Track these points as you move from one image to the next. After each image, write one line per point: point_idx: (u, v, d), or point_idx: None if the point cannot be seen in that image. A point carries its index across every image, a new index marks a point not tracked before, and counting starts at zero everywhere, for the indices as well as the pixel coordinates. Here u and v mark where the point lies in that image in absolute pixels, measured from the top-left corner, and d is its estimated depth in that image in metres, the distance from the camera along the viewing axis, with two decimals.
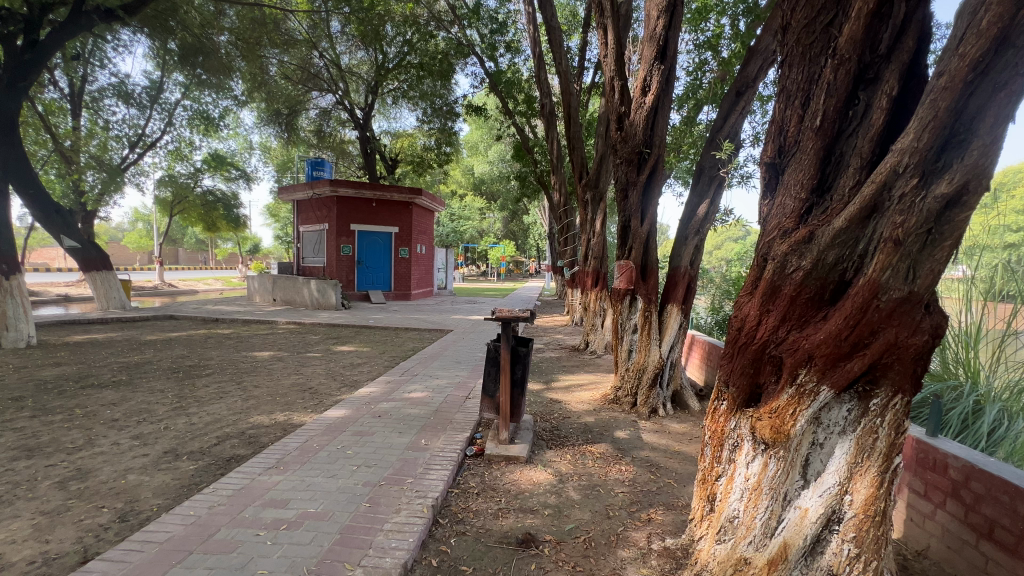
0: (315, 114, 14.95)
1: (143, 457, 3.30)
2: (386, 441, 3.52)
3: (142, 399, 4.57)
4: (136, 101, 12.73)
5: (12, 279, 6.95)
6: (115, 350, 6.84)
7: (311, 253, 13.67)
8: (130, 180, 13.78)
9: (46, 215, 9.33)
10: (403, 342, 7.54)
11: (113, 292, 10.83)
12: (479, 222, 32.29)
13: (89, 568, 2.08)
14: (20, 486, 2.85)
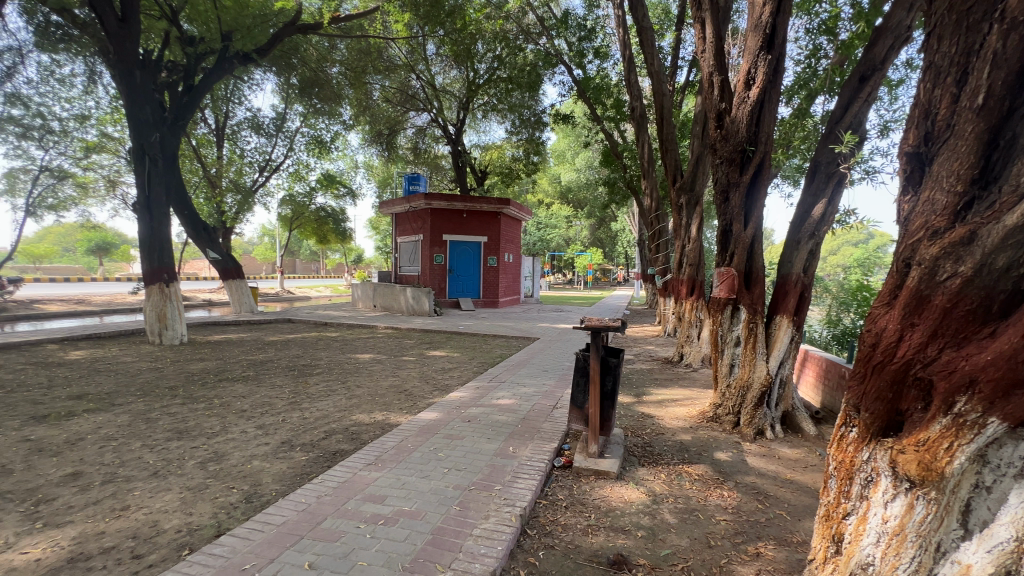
0: (412, 132, 15.95)
1: (265, 445, 3.69)
2: (476, 446, 3.58)
3: (265, 393, 5.14)
4: (265, 131, 14.58)
5: (172, 286, 8.22)
6: (245, 349, 7.79)
7: (408, 263, 14.55)
8: (259, 200, 15.76)
9: (196, 233, 10.91)
10: (491, 349, 7.69)
11: (244, 298, 12.40)
12: (566, 230, 32.19)
13: (222, 541, 2.35)
14: (172, 463, 3.33)
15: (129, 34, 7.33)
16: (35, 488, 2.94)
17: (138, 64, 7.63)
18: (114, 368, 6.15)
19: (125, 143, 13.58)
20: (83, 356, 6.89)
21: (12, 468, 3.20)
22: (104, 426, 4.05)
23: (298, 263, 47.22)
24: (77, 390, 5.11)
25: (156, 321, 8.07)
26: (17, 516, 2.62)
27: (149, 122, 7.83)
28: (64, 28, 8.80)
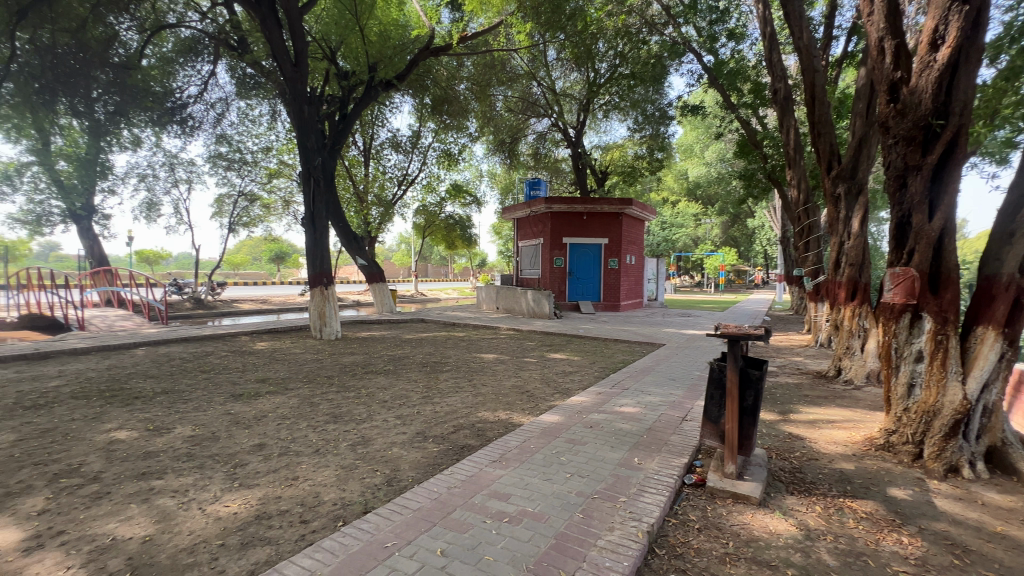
0: (533, 138, 16.31)
1: (403, 434, 4.05)
2: (598, 454, 3.48)
3: (403, 386, 5.65)
4: (403, 148, 16.16)
5: (330, 288, 9.51)
6: (386, 345, 8.68)
7: (528, 266, 14.91)
8: (398, 211, 17.51)
9: (349, 242, 12.44)
10: (613, 354, 7.48)
11: (386, 299, 13.84)
12: (693, 229, 30.10)
13: (368, 518, 2.62)
14: (329, 443, 3.82)
15: (301, 76, 8.64)
16: (233, 453, 3.60)
17: (306, 100, 8.96)
18: (288, 358, 7.31)
19: (297, 168, 16.13)
20: (266, 347, 8.32)
21: (218, 435, 3.96)
22: (280, 406, 4.81)
23: (430, 268, 51.38)
24: (262, 374, 6.18)
25: (318, 319, 9.41)
26: (221, 475, 3.23)
27: (314, 148, 9.14)
28: (256, 77, 10.79)
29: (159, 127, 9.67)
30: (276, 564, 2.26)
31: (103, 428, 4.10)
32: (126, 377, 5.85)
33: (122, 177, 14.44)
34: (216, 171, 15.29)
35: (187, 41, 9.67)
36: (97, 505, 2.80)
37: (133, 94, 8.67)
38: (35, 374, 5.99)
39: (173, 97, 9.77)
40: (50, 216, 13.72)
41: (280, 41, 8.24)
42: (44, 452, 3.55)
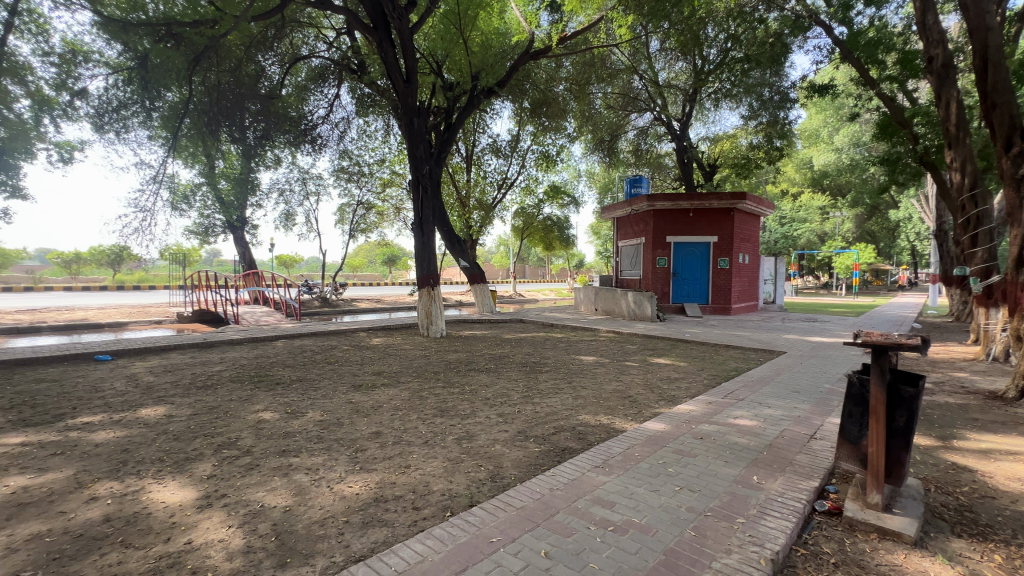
0: (633, 134, 15.78)
1: (505, 432, 4.13)
2: (711, 468, 3.23)
3: (504, 385, 5.78)
4: (503, 153, 16.60)
5: (436, 289, 10.07)
6: (488, 344, 8.96)
7: (629, 266, 14.42)
8: (498, 214, 18.03)
9: (452, 245, 13.06)
10: (724, 361, 6.93)
11: (486, 300, 14.30)
12: (819, 224, 26.84)
13: (474, 511, 2.70)
14: (437, 436, 4.03)
15: (411, 91, 9.25)
16: (355, 439, 3.96)
17: (416, 113, 9.59)
18: (399, 354, 7.89)
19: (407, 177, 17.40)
20: (381, 342, 9.06)
21: (342, 421, 4.39)
22: (393, 398, 5.20)
23: (528, 269, 52.17)
24: (378, 368, 6.74)
25: (425, 318, 10.02)
26: (345, 458, 3.56)
27: (422, 157, 9.74)
28: (373, 96, 11.85)
29: (295, 146, 11.03)
30: (392, 545, 2.42)
31: (253, 408, 4.76)
32: (269, 366, 6.74)
33: (266, 192, 16.73)
34: (339, 183, 17.04)
35: (317, 69, 10.91)
36: (249, 475, 3.25)
37: (275, 120, 10.02)
38: (204, 359, 7.17)
39: (306, 120, 11.09)
40: (215, 227, 16.35)
41: (394, 60, 8.91)
42: (210, 426, 4.22)
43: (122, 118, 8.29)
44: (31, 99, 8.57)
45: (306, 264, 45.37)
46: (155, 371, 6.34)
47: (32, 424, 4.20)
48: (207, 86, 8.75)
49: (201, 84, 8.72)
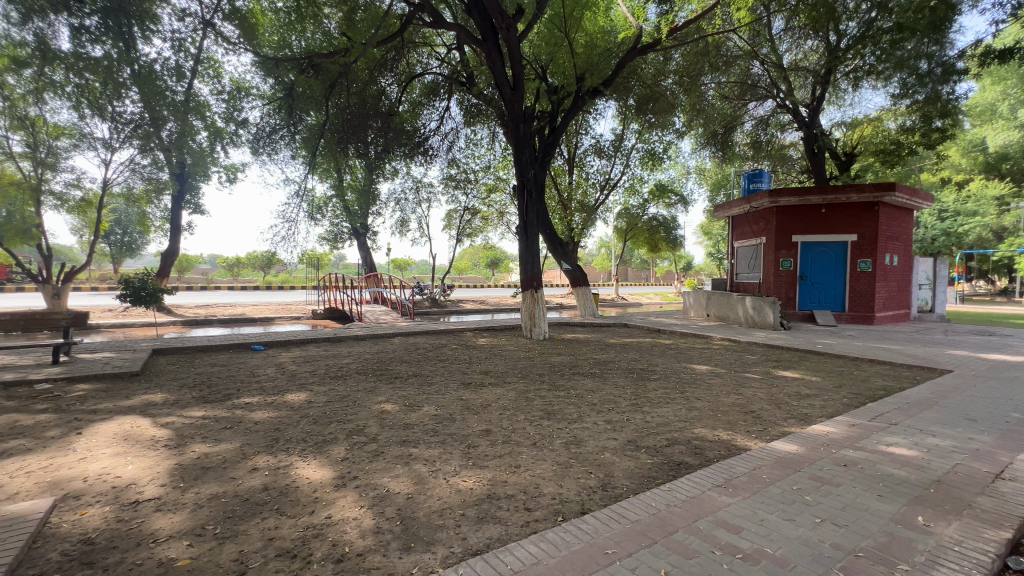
0: (750, 125, 14.50)
1: (614, 440, 4.01)
2: (861, 501, 2.80)
3: (610, 391, 5.63)
4: (606, 153, 16.27)
5: (539, 291, 10.16)
6: (592, 348, 8.82)
7: (746, 269, 13.26)
8: (601, 215, 17.70)
9: (555, 247, 13.06)
10: (869, 378, 6.03)
11: (589, 303, 14.11)
12: (994, 218, 22.28)
13: (587, 518, 2.65)
14: (545, 438, 4.04)
15: (518, 97, 9.48)
16: (467, 435, 4.12)
17: (522, 118, 9.78)
18: (504, 354, 8.10)
19: (510, 182, 17.87)
20: (487, 342, 9.38)
21: (455, 417, 4.60)
22: (501, 397, 5.33)
23: (630, 272, 50.52)
24: (485, 367, 6.98)
25: (528, 320, 10.16)
26: (459, 453, 3.72)
27: (528, 161, 9.91)
28: (480, 106, 12.36)
29: (410, 158, 11.91)
30: (507, 543, 2.47)
31: (377, 399, 5.20)
32: (389, 361, 7.32)
33: (385, 201, 18.30)
34: (447, 191, 18.04)
35: (430, 85, 11.66)
36: (375, 461, 3.54)
37: (393, 135, 10.91)
38: (335, 352, 8.02)
39: (419, 133, 11.90)
40: (342, 234, 18.28)
41: (502, 68, 9.20)
42: (342, 413, 4.68)
43: (274, 142, 9.62)
44: (208, 131, 10.32)
45: (417, 267, 48.77)
46: (298, 361, 7.24)
47: (209, 401, 5.03)
48: (338, 109, 9.78)
49: (334, 107, 9.79)
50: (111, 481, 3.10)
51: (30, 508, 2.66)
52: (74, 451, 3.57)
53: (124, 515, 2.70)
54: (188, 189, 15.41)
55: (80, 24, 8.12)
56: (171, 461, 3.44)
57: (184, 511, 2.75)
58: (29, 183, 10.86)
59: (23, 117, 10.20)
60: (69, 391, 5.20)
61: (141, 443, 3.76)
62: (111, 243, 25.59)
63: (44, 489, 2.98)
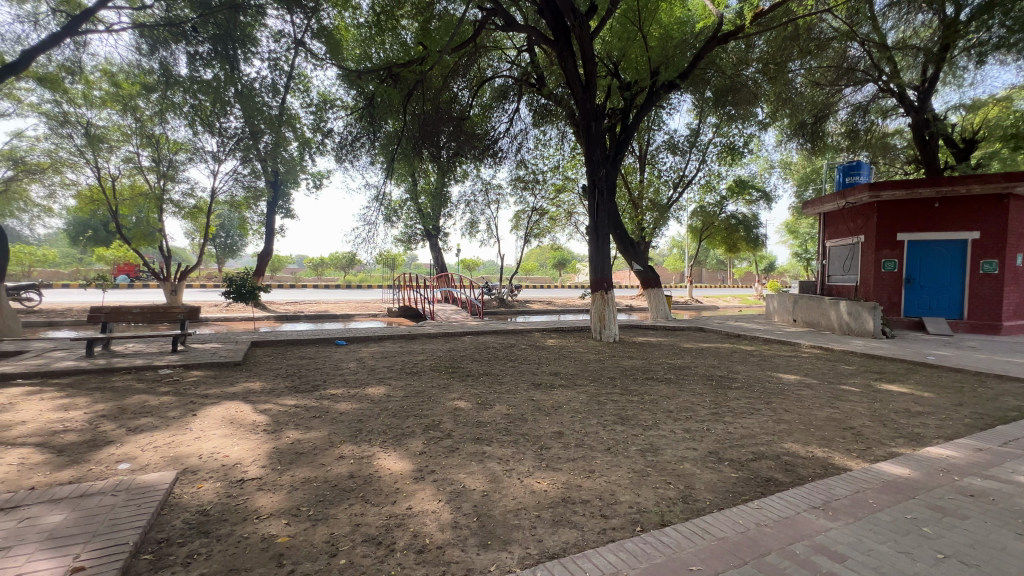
0: (846, 113, 13.21)
1: (694, 450, 3.81)
2: (994, 539, 2.43)
3: (687, 398, 5.37)
4: (680, 149, 15.56)
5: (610, 292, 9.95)
6: (665, 353, 8.48)
7: (840, 270, 12.10)
8: (674, 214, 16.98)
9: (625, 248, 12.68)
10: (997, 396, 5.24)
11: (661, 305, 13.64)
12: None
13: (668, 531, 2.54)
14: (619, 444, 3.94)
15: (590, 96, 9.35)
16: (539, 436, 4.11)
17: (594, 117, 9.63)
18: (574, 356, 8.01)
19: (579, 182, 17.67)
20: (555, 344, 9.34)
21: (526, 418, 4.61)
22: (572, 400, 5.27)
23: (705, 272, 48.07)
24: (554, 368, 6.95)
25: (598, 322, 9.99)
26: (532, 453, 3.72)
27: (599, 160, 9.74)
28: (549, 106, 12.33)
29: (480, 161, 12.15)
30: (584, 549, 2.42)
31: (450, 396, 5.34)
32: (460, 359, 7.52)
33: (456, 203, 18.81)
34: (516, 191, 18.21)
35: (500, 88, 11.78)
36: (451, 456, 3.63)
37: (465, 139, 11.16)
38: (410, 349, 8.37)
39: (489, 136, 12.08)
40: (416, 236, 19.04)
41: (574, 67, 9.11)
42: (418, 408, 4.86)
43: (355, 149, 10.20)
44: (298, 141, 11.19)
45: (485, 266, 49.82)
46: (377, 356, 7.63)
47: (300, 390, 5.45)
48: (414, 116, 10.16)
49: (411, 115, 10.18)
50: (221, 459, 3.45)
51: (158, 478, 3.03)
52: (190, 430, 4.02)
53: (233, 491, 2.99)
54: (281, 195, 16.83)
55: (195, 51, 9.13)
56: (269, 445, 3.75)
57: (281, 492, 2.99)
58: (154, 192, 12.40)
59: (151, 135, 11.68)
60: (186, 376, 5.88)
61: (244, 426, 4.15)
62: (216, 244, 28.62)
63: (168, 462, 3.38)
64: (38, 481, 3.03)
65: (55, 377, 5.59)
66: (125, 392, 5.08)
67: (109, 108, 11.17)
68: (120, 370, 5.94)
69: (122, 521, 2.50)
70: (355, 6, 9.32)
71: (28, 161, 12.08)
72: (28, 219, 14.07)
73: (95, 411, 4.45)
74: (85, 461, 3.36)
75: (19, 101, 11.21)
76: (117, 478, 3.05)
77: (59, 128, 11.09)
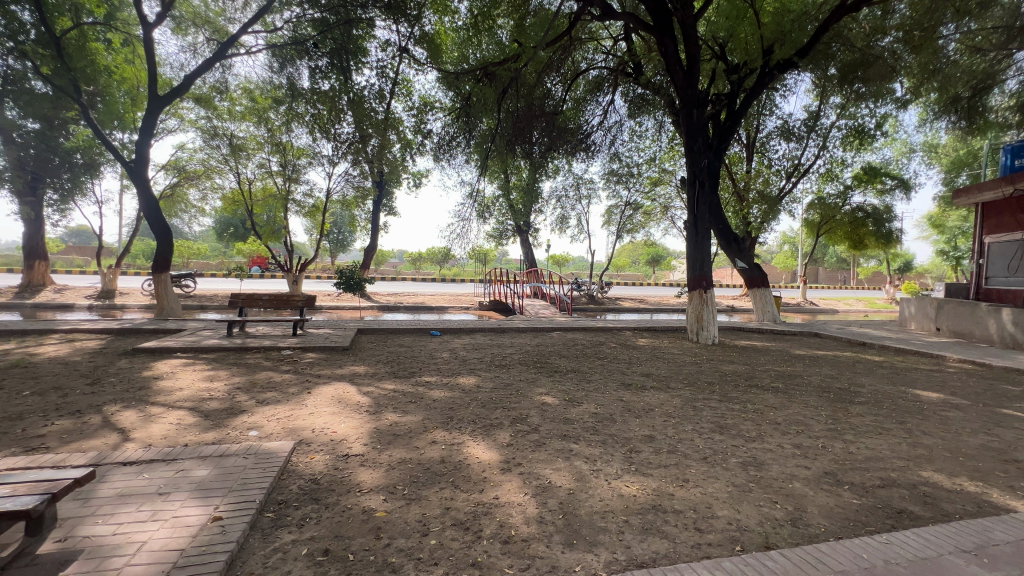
0: (1017, 82, 10.97)
1: (806, 469, 3.42)
2: None
3: (799, 411, 4.84)
4: (795, 135, 14.04)
5: (709, 292, 9.32)
6: (773, 359, 7.73)
7: (1002, 271, 10.14)
8: (786, 207, 15.41)
9: (727, 245, 11.69)
10: None
11: (767, 307, 12.54)
12: None
13: (772, 553, 2.31)
14: (717, 455, 3.66)
15: (692, 82, 8.80)
16: (628, 438, 3.96)
17: (696, 104, 9.03)
18: (667, 357, 7.61)
19: (676, 174, 16.76)
20: (647, 343, 8.96)
21: (615, 418, 4.47)
22: (665, 403, 5.01)
23: (821, 272, 43.14)
24: (645, 369, 6.66)
25: (695, 322, 9.40)
26: (620, 456, 3.59)
27: (700, 150, 9.13)
28: (646, 95, 11.82)
29: (572, 155, 12.03)
30: (675, 562, 2.28)
31: (538, 391, 5.36)
32: (548, 354, 7.51)
33: (547, 199, 18.84)
34: (608, 186, 17.74)
35: (594, 81, 11.51)
36: (538, 450, 3.64)
37: (557, 134, 11.10)
38: (499, 342, 8.55)
39: (582, 130, 11.88)
40: (507, 231, 19.40)
41: (674, 52, 8.63)
42: (506, 400, 4.94)
43: (452, 149, 10.60)
44: (401, 143, 11.92)
45: (575, 262, 49.46)
46: (468, 348, 7.91)
47: (399, 376, 5.82)
48: (508, 113, 10.28)
49: (504, 112, 10.33)
50: (330, 435, 3.79)
51: (280, 446, 3.41)
52: (306, 406, 4.48)
53: (339, 464, 3.27)
54: (386, 194, 18.12)
55: (315, 65, 10.13)
56: (371, 425, 4.06)
57: (380, 470, 3.21)
58: (282, 193, 14.02)
59: (279, 143, 13.18)
60: (304, 358, 6.58)
61: (350, 406, 4.53)
62: (330, 240, 31.68)
63: (288, 433, 3.79)
64: (190, 439, 3.58)
65: (204, 352, 6.57)
66: (256, 368, 5.82)
67: (248, 121, 12.81)
68: (253, 349, 6.81)
69: (251, 481, 2.85)
70: (454, 10, 9.67)
71: (188, 169, 14.32)
72: (187, 219, 16.66)
73: (232, 383, 5.15)
74: (224, 426, 3.90)
75: (182, 119, 13.30)
76: (248, 443, 3.49)
77: (210, 140, 12.97)
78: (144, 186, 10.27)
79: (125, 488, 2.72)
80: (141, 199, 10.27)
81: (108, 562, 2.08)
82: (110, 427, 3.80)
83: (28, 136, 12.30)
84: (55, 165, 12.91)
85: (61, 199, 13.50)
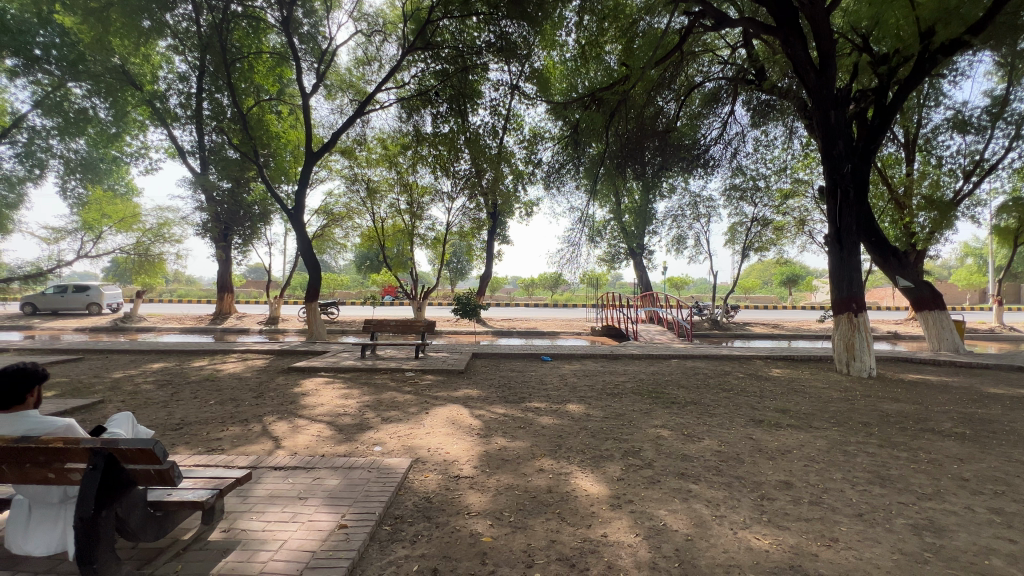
0: None
1: (1010, 543, 2.67)
2: None
3: (996, 466, 3.84)
4: (974, 125, 11.62)
5: (859, 317, 8.02)
6: (955, 398, 6.29)
7: None
8: (965, 213, 12.66)
9: (886, 261, 9.90)
10: None
11: (945, 333, 10.36)
12: None
13: None
14: (877, 512, 3.03)
15: (827, 81, 7.85)
16: (759, 483, 3.49)
17: (834, 104, 8.03)
18: (808, 391, 6.61)
19: (814, 183, 14.92)
20: (783, 375, 7.90)
21: (743, 458, 3.98)
22: (805, 445, 4.34)
23: None
24: (781, 404, 5.86)
25: (843, 351, 8.10)
26: (749, 502, 3.18)
27: (842, 154, 8.04)
28: (772, 101, 10.85)
29: (687, 172, 11.43)
30: None
31: (653, 423, 5.02)
32: (665, 384, 7.02)
33: (661, 219, 18.07)
34: (731, 201, 16.43)
35: (710, 93, 10.90)
36: (652, 488, 3.38)
37: (671, 151, 10.65)
38: (612, 370, 8.21)
39: (698, 145, 11.26)
40: (619, 255, 18.89)
41: (804, 53, 7.79)
42: (617, 431, 4.71)
43: (561, 176, 10.52)
44: (513, 174, 12.45)
45: (694, 284, 46.36)
46: (580, 374, 7.74)
47: (510, 401, 5.90)
48: (617, 136, 10.07)
49: (613, 136, 10.16)
50: (443, 455, 3.98)
51: (398, 463, 3.65)
52: (424, 426, 4.76)
53: (450, 485, 3.40)
54: (499, 224, 18.98)
55: (437, 111, 11.17)
56: (481, 447, 4.16)
57: (488, 493, 3.26)
58: (407, 228, 15.47)
59: (406, 183, 14.59)
60: (423, 380, 7.03)
61: (462, 428, 4.71)
62: (449, 268, 33.80)
63: (406, 450, 4.06)
64: (326, 450, 4.03)
65: (342, 372, 7.40)
66: (382, 389, 6.36)
67: (381, 167, 14.40)
68: (380, 370, 7.46)
69: (373, 494, 3.08)
70: (562, 43, 10.03)
71: (334, 212, 16.65)
72: (335, 255, 19.24)
73: (362, 401, 5.70)
74: (353, 440, 4.32)
75: (331, 169, 15.51)
76: (373, 457, 3.81)
77: (352, 185, 14.89)
78: (300, 229, 12.08)
79: (274, 490, 3.13)
80: (299, 241, 12.13)
81: (257, 555, 2.38)
82: (268, 435, 4.44)
83: (224, 194, 15.27)
84: (240, 216, 15.86)
85: (244, 242, 16.62)
